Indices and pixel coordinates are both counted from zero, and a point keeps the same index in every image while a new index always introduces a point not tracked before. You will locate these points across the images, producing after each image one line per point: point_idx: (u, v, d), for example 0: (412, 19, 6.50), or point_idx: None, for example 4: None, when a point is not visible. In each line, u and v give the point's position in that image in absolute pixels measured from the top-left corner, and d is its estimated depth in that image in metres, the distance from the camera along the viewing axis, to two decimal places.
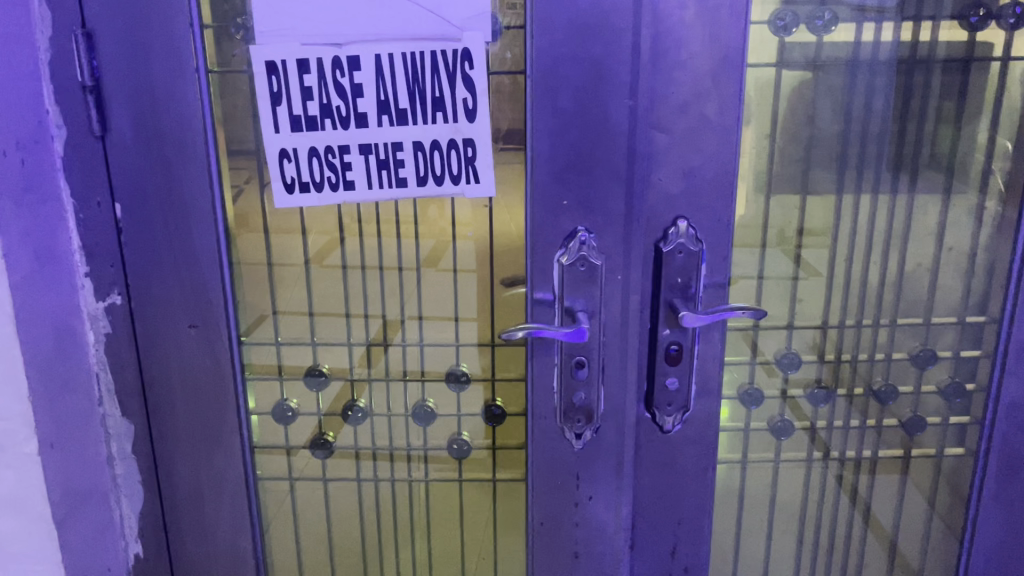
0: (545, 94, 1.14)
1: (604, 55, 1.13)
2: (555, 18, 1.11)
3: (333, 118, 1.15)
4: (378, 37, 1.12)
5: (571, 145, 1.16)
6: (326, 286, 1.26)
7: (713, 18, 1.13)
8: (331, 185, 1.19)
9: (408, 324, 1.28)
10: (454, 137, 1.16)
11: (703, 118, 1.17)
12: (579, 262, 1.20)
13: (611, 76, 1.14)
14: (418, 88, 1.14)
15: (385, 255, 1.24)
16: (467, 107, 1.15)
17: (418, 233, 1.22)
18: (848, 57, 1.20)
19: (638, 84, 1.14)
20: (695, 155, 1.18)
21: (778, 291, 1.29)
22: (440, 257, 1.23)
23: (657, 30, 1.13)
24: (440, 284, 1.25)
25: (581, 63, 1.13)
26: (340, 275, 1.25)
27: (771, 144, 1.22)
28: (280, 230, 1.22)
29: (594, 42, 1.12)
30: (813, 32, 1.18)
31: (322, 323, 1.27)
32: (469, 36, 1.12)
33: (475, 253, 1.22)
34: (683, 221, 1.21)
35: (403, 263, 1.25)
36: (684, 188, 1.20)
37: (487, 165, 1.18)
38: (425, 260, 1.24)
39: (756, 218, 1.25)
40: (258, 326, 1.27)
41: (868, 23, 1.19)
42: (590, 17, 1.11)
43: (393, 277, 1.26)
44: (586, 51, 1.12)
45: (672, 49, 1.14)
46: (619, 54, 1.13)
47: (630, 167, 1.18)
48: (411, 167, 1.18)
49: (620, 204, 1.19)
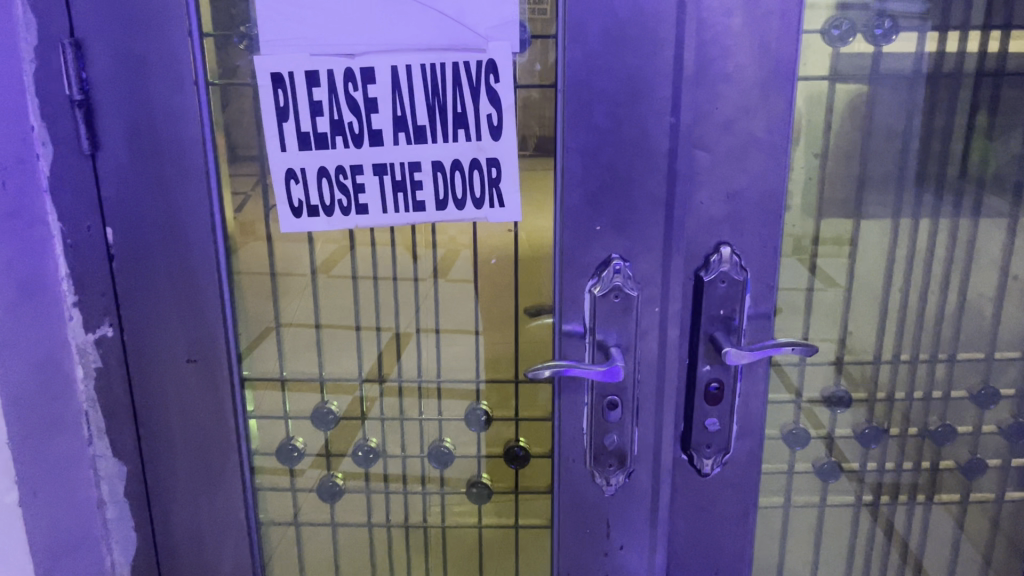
0: (578, 111, 1.04)
1: (643, 67, 1.02)
2: (589, 26, 1.01)
3: (345, 136, 1.05)
4: (394, 46, 1.02)
5: (606, 165, 1.06)
6: (332, 295, 1.15)
7: (764, 27, 1.03)
8: (342, 208, 1.09)
9: (423, 336, 1.17)
10: (477, 156, 1.06)
11: (751, 136, 1.07)
12: (612, 293, 1.10)
13: (652, 90, 1.03)
14: (438, 103, 1.04)
15: (401, 282, 1.14)
16: (491, 123, 1.05)
17: (435, 244, 1.11)
18: (909, 69, 1.10)
19: (682, 98, 1.04)
20: (740, 176, 1.08)
21: (826, 323, 1.19)
22: (456, 275, 1.13)
23: (703, 40, 1.03)
24: (461, 305, 1.14)
25: (618, 77, 1.03)
26: (350, 304, 1.15)
27: (823, 163, 1.12)
28: (286, 257, 1.12)
29: (631, 54, 1.02)
30: (872, 41, 1.08)
31: (331, 356, 1.18)
32: (494, 47, 1.02)
33: (499, 276, 1.12)
34: (726, 248, 1.11)
35: (419, 291, 1.14)
36: (728, 212, 1.10)
37: (513, 188, 1.07)
38: (445, 291, 1.14)
39: (806, 242, 1.15)
40: (259, 342, 1.16)
41: (931, 32, 1.09)
42: (628, 26, 1.01)
43: (409, 309, 1.16)
44: (624, 63, 1.02)
45: (718, 61, 1.03)
46: (660, 67, 1.03)
47: (669, 189, 1.08)
48: (430, 189, 1.08)
49: (659, 230, 1.09)
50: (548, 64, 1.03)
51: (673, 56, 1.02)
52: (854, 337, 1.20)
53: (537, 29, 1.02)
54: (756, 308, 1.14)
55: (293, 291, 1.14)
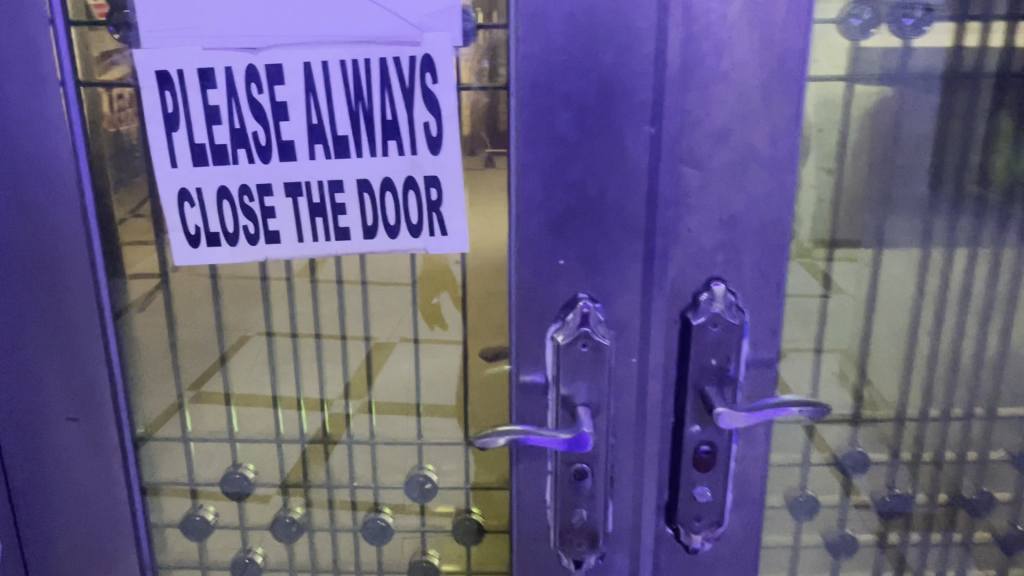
0: (535, 119, 0.83)
1: (616, 64, 0.82)
2: (550, 14, 0.80)
3: (248, 149, 0.85)
4: (306, 39, 0.82)
5: (571, 186, 0.86)
6: (240, 308, 0.96)
7: (767, 15, 0.83)
8: (249, 237, 0.89)
9: (349, 343, 1.00)
10: (412, 174, 0.86)
11: (750, 150, 0.87)
12: (580, 341, 0.89)
13: (629, 94, 0.83)
14: (362, 108, 0.84)
15: (325, 326, 0.99)
16: (428, 134, 0.85)
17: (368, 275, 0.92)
18: (944, 69, 0.91)
19: (665, 103, 0.84)
20: (738, 199, 0.89)
21: (839, 373, 0.99)
22: (390, 320, 0.98)
23: (691, 31, 0.83)
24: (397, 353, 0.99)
25: (588, 76, 0.82)
26: (261, 306, 0.96)
27: (838, 182, 0.92)
28: (189, 292, 0.94)
29: (603, 48, 0.81)
30: (899, 35, 0.88)
31: (245, 415, 1.02)
32: (431, 40, 0.82)
33: (438, 319, 0.96)
34: (718, 284, 0.91)
35: (347, 333, 0.99)
36: (722, 242, 0.90)
37: (458, 213, 0.88)
38: (376, 334, 0.99)
39: (818, 277, 0.95)
40: (160, 424, 0.99)
41: (974, 24, 0.90)
42: (599, 13, 0.81)
43: (337, 355, 1.00)
44: (592, 59, 0.82)
45: (709, 57, 0.83)
46: (639, 64, 0.82)
47: (648, 216, 0.88)
48: (355, 215, 0.88)
49: (637, 265, 0.89)
50: (498, 61, 0.83)
51: (654, 50, 0.82)
52: (872, 388, 1.01)
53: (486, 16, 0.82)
54: (755, 357, 0.94)
55: (198, 336, 0.98)
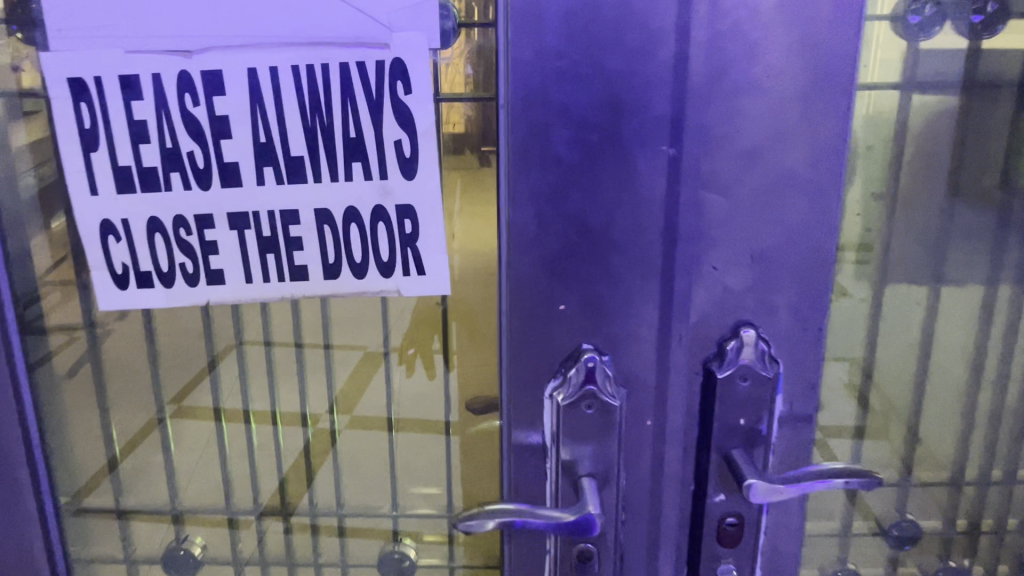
0: (529, 140, 0.69)
1: (626, 73, 0.67)
2: (545, 12, 0.66)
3: (183, 172, 0.71)
4: (249, 40, 0.67)
5: (572, 219, 0.71)
6: (175, 345, 0.80)
7: (810, 13, 0.68)
8: (187, 276, 0.74)
9: (306, 350, 0.80)
10: (382, 203, 0.71)
11: (783, 172, 0.73)
12: (583, 401, 0.74)
13: (643, 109, 0.68)
14: (320, 123, 0.70)
15: (280, 369, 0.83)
16: (401, 155, 0.70)
17: (330, 318, 0.77)
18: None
19: (687, 119, 0.69)
20: (770, 230, 0.75)
21: (885, 428, 0.85)
22: (358, 385, 0.82)
23: (717, 32, 0.68)
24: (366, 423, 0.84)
25: (591, 86, 0.67)
26: (198, 337, 0.79)
27: (888, 209, 0.78)
28: (123, 337, 0.80)
29: (609, 52, 0.66)
30: (968, 35, 0.74)
31: (189, 479, 0.89)
32: (402, 41, 0.67)
33: (416, 380, 0.81)
34: (749, 330, 0.77)
35: (306, 376, 0.83)
36: (751, 282, 0.76)
37: (438, 249, 0.73)
38: (344, 380, 0.82)
39: (863, 318, 0.81)
40: (93, 487, 0.87)
41: None
42: (606, 11, 0.66)
43: (295, 423, 0.85)
44: (598, 68, 0.67)
45: (740, 63, 0.69)
46: (656, 73, 0.67)
47: (665, 253, 0.73)
48: (314, 251, 0.73)
49: (651, 310, 0.75)
50: (484, 66, 0.68)
51: (673, 56, 0.67)
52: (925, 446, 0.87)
53: (469, 13, 0.67)
54: (787, 413, 0.80)
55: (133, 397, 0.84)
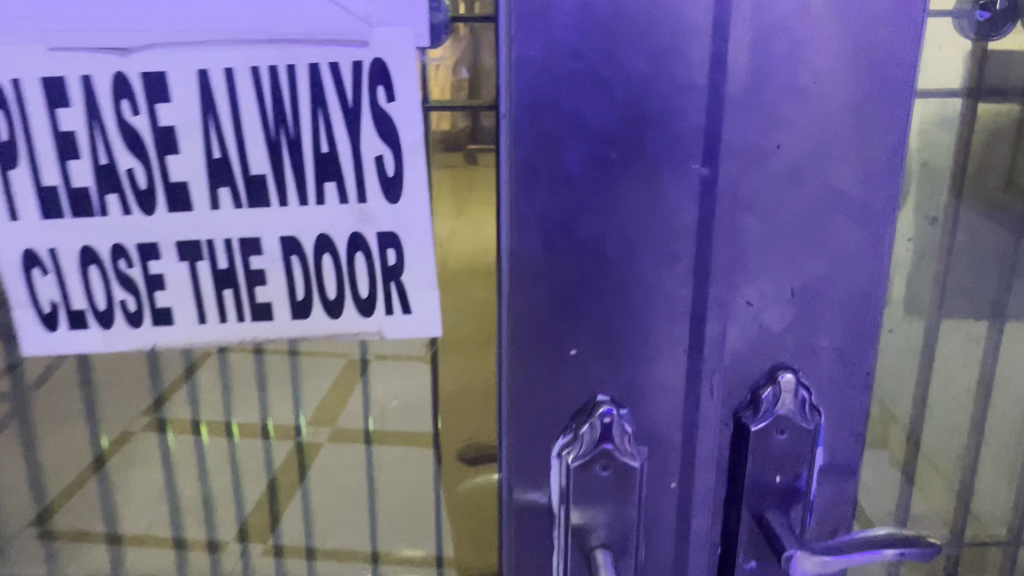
0: (536, 155, 0.57)
1: (652, 78, 0.56)
2: (557, 4, 0.54)
3: (121, 194, 0.59)
4: (197, 37, 0.55)
5: (585, 247, 0.59)
6: (115, 389, 0.69)
7: (866, 7, 0.57)
8: (129, 315, 0.63)
9: (269, 357, 0.65)
10: (360, 229, 0.60)
11: (830, 194, 0.62)
12: (598, 461, 0.63)
13: (670, 120, 0.57)
14: (285, 137, 0.58)
15: (237, 374, 0.67)
16: (383, 175, 0.59)
17: (298, 360, 0.66)
18: None
19: (724, 133, 0.58)
20: (813, 260, 0.64)
21: (930, 476, 0.75)
22: (336, 412, 0.70)
23: (760, 28, 0.57)
24: (342, 479, 0.74)
25: (610, 93, 0.56)
26: (142, 378, 0.67)
27: (945, 234, 0.68)
28: (58, 383, 0.69)
29: (633, 52, 0.55)
30: None
31: (129, 521, 0.77)
32: (383, 39, 0.55)
33: (407, 411, 0.69)
34: (787, 374, 0.66)
35: (266, 380, 0.68)
36: (791, 319, 0.66)
37: (426, 285, 0.62)
38: (327, 385, 0.68)
39: (915, 359, 0.70)
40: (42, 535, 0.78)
41: None
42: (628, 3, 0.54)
43: (257, 458, 0.74)
44: (618, 71, 0.55)
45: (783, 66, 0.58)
46: (687, 77, 0.56)
47: (692, 291, 0.61)
48: (279, 286, 0.62)
49: (678, 354, 0.62)
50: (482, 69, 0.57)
51: (707, 57, 0.56)
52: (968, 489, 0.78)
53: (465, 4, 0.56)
54: (829, 469, 0.69)
55: (68, 437, 0.74)
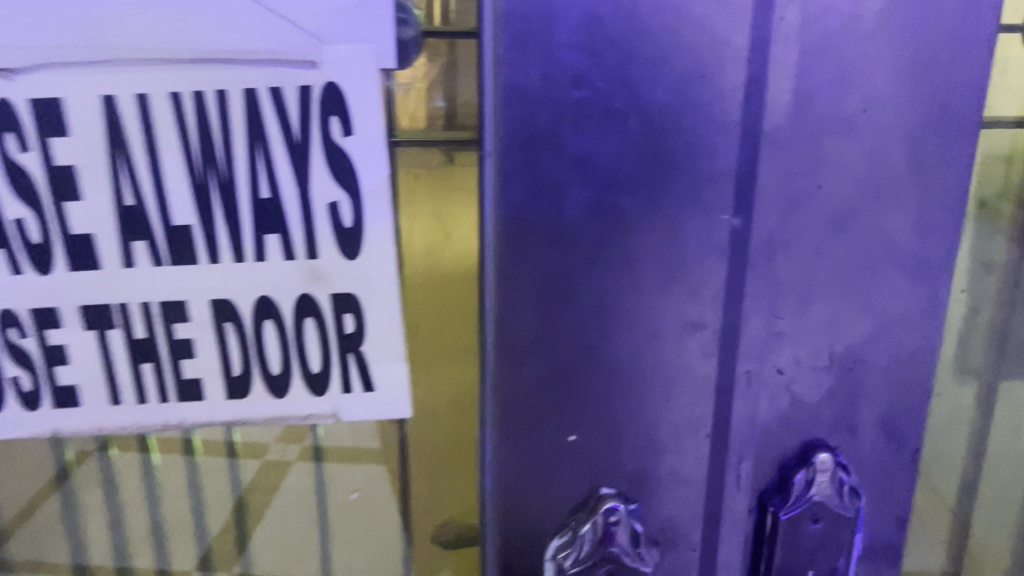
0: (535, 208, 0.46)
1: (674, 108, 0.45)
2: (558, 18, 0.43)
3: (11, 249, 0.48)
4: (100, 56, 0.44)
5: (589, 317, 0.49)
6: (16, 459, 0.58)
7: (940, 19, 0.46)
8: (26, 397, 0.51)
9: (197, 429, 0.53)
10: (311, 291, 0.48)
11: (882, 245, 0.51)
12: (599, 566, 0.50)
13: (693, 159, 0.46)
14: (216, 178, 0.47)
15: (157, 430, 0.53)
16: (339, 226, 0.47)
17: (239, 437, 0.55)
18: None
19: (759, 177, 0.48)
20: (861, 322, 0.53)
21: (970, 548, 0.66)
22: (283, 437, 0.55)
23: (807, 47, 0.45)
24: (286, 539, 0.63)
25: (624, 128, 0.45)
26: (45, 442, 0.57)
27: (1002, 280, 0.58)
28: None
29: (653, 79, 0.44)
30: None
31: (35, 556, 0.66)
32: (337, 59, 0.44)
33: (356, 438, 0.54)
34: (824, 455, 0.55)
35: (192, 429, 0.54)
36: (829, 392, 0.55)
37: (392, 356, 0.50)
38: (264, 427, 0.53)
39: (964, 426, 0.60)
40: None
41: None
42: (648, 15, 0.43)
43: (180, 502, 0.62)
44: (633, 101, 0.45)
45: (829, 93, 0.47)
46: (717, 107, 0.46)
47: (719, 364, 0.52)
48: (211, 359, 0.50)
49: (700, 442, 0.53)
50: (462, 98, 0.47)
51: (744, 82, 0.45)
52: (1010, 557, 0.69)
53: (440, 16, 0.45)
54: (866, 558, 0.59)
55: None
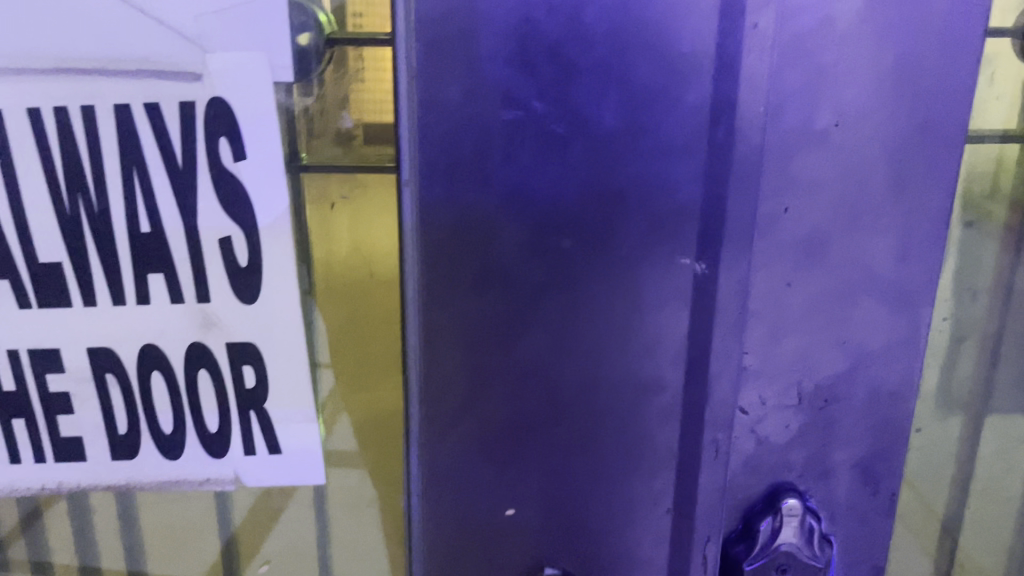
0: (466, 241, 0.39)
1: (622, 133, 0.37)
2: (484, 23, 0.35)
3: None
4: None
5: (533, 373, 0.41)
6: None
7: (924, 22, 0.40)
8: None
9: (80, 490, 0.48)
10: (205, 344, 0.43)
11: (860, 272, 0.45)
12: None
13: (650, 194, 0.38)
14: (86, 210, 0.41)
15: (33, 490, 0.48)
16: (234, 264, 0.41)
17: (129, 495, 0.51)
18: None
19: (727, 216, 0.38)
20: (836, 358, 0.47)
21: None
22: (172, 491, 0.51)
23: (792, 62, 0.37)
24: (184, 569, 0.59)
25: (567, 154, 0.37)
26: None
27: (989, 301, 0.54)
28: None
29: (599, 97, 0.37)
30: None
31: None
32: (222, 71, 0.37)
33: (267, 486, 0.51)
34: (791, 502, 0.50)
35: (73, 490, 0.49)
36: (800, 432, 0.49)
37: (300, 418, 0.44)
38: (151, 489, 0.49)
39: (948, 452, 0.57)
40: None
41: None
42: (590, 20, 0.35)
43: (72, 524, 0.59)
44: (577, 123, 0.37)
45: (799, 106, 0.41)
46: (678, 132, 0.37)
47: (681, 433, 0.42)
48: (93, 414, 0.45)
49: (660, 519, 0.44)
50: (362, 110, 0.40)
51: (710, 100, 0.37)
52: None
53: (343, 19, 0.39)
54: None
55: None
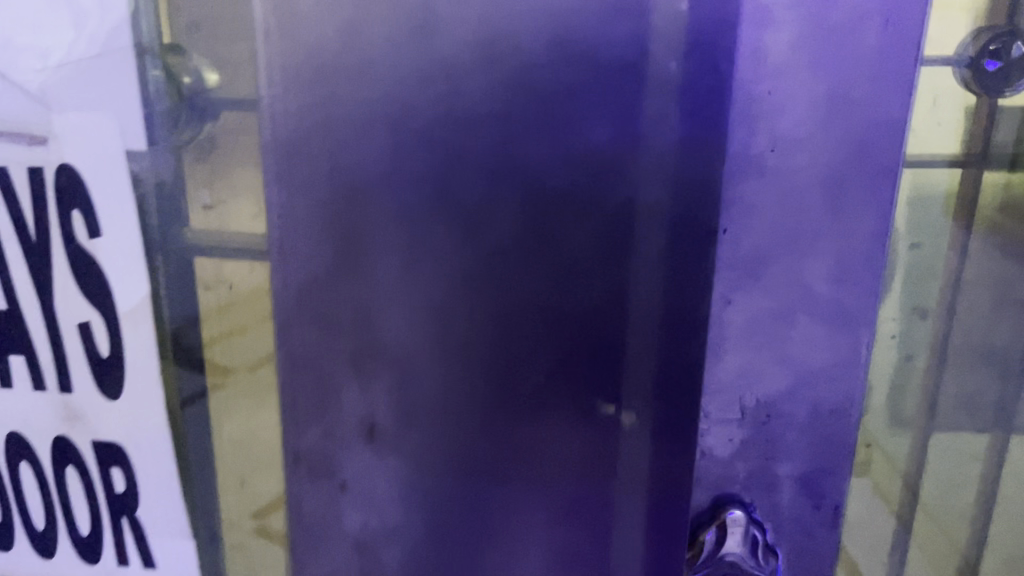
0: (346, 326, 0.40)
1: (508, 209, 0.38)
2: (344, 107, 0.38)
3: None
4: None
5: (431, 459, 0.42)
6: None
7: (846, 55, 0.43)
8: None
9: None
10: (81, 452, 0.53)
11: (801, 294, 0.47)
12: None
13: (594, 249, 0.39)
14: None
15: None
16: (97, 355, 0.52)
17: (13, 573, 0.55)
18: None
19: (621, 284, 0.39)
20: (779, 373, 0.48)
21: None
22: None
23: (709, 105, 0.37)
24: None
25: (440, 239, 0.39)
26: None
27: (933, 321, 0.56)
28: None
29: (470, 179, 0.38)
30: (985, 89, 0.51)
31: None
32: (68, 133, 0.49)
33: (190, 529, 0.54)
34: (739, 513, 0.49)
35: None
36: (745, 448, 0.50)
37: (177, 533, 0.54)
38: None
39: (893, 465, 0.59)
40: None
41: None
42: (473, 95, 0.37)
43: None
44: (453, 206, 0.38)
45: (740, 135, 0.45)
46: (609, 188, 0.38)
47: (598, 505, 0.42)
48: None
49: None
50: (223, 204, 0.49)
51: (645, 153, 0.37)
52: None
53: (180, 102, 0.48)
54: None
55: None
